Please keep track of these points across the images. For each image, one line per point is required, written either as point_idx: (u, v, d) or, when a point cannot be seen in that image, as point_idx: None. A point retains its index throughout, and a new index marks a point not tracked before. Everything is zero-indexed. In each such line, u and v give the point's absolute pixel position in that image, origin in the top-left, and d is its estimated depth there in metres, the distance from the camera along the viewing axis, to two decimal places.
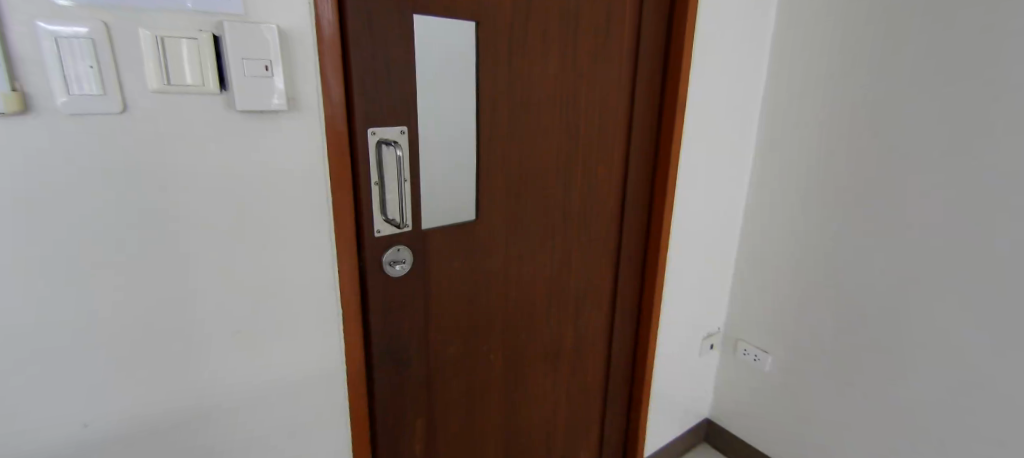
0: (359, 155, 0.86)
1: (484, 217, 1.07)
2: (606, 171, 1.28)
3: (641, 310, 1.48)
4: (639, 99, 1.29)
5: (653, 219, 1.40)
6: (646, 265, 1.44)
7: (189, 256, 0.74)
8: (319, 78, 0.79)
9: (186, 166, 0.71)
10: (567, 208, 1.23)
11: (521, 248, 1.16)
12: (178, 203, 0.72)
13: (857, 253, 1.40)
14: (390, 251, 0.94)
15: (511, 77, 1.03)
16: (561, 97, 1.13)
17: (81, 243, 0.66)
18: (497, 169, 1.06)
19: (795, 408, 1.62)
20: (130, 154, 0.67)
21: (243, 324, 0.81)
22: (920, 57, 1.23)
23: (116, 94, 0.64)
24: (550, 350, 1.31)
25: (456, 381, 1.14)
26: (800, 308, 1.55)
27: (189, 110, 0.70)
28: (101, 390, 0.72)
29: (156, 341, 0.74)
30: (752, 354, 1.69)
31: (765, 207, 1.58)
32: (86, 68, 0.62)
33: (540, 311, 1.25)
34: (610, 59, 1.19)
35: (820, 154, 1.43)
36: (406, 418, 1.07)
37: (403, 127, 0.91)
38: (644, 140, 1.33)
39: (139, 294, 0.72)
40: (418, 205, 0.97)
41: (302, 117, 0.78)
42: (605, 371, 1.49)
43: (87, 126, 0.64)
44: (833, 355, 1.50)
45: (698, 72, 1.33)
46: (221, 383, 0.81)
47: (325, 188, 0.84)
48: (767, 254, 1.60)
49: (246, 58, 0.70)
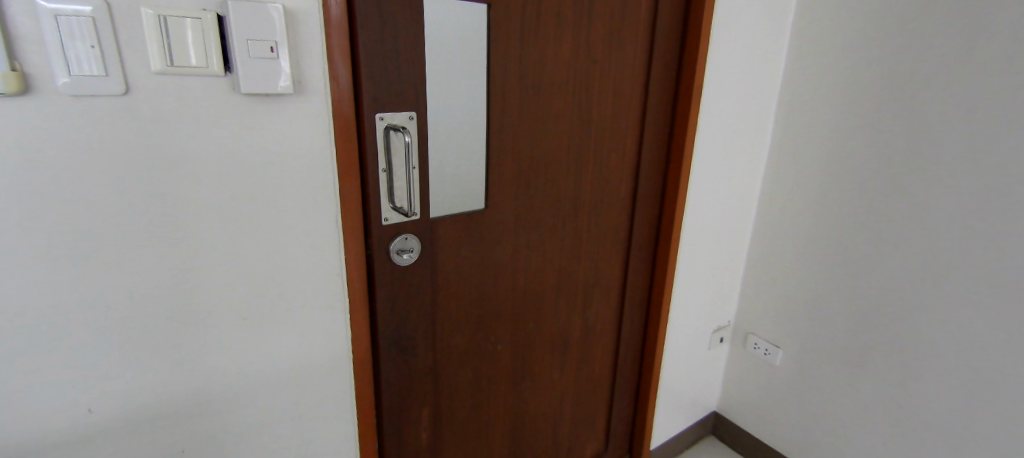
0: (366, 140, 0.83)
1: (493, 206, 1.05)
2: (618, 159, 1.25)
3: (650, 303, 1.47)
4: (653, 89, 1.25)
5: (665, 212, 1.37)
6: (656, 258, 1.42)
7: (194, 241, 0.73)
8: (325, 60, 0.77)
9: (189, 149, 0.70)
10: (578, 197, 1.20)
11: (530, 237, 1.14)
12: (182, 189, 0.70)
13: (873, 247, 1.36)
14: (398, 239, 0.92)
15: (522, 62, 1.00)
16: (574, 83, 1.10)
17: (83, 227, 0.65)
18: (507, 157, 1.04)
19: (804, 404, 1.59)
20: (133, 137, 0.66)
21: (249, 311, 0.80)
22: (948, 45, 1.18)
23: (117, 74, 0.63)
24: (558, 340, 1.30)
25: (463, 371, 1.13)
26: (812, 303, 1.52)
27: (193, 92, 0.68)
28: (104, 376, 0.71)
29: (161, 327, 0.73)
30: (762, 348, 1.66)
31: (779, 198, 1.55)
32: (87, 48, 0.60)
33: (549, 301, 1.24)
34: (625, 45, 1.16)
35: (838, 145, 1.39)
36: (411, 407, 1.06)
37: (412, 112, 0.88)
38: (658, 131, 1.30)
39: (142, 280, 0.70)
40: (426, 192, 0.95)
41: (308, 100, 0.77)
42: (613, 363, 1.48)
43: (87, 107, 0.62)
44: (846, 351, 1.47)
45: (715, 60, 1.29)
46: (226, 369, 0.81)
47: (332, 174, 0.82)
48: (780, 247, 1.57)
49: (251, 39, 0.68)
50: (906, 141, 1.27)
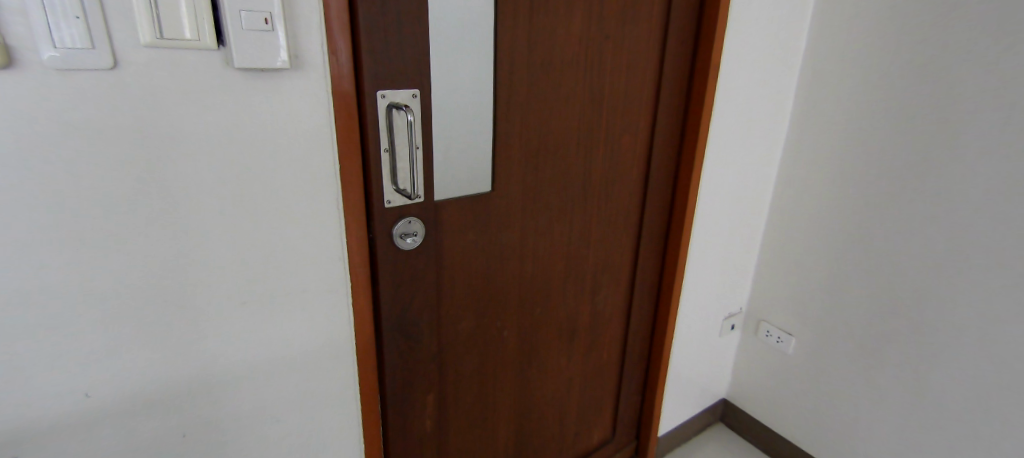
0: (367, 119, 0.80)
1: (499, 189, 1.02)
2: (630, 140, 1.21)
3: (661, 289, 1.44)
4: (667, 70, 1.20)
5: (677, 198, 1.34)
6: (667, 246, 1.39)
7: (189, 224, 0.71)
8: (325, 35, 0.73)
9: (182, 129, 0.67)
10: (589, 180, 1.17)
11: (538, 220, 1.11)
12: (177, 170, 0.68)
13: (891, 235, 1.31)
14: (401, 223, 0.89)
15: (530, 39, 0.95)
16: (584, 61, 1.05)
17: (74, 209, 0.63)
18: (515, 138, 1.00)
19: (816, 393, 1.56)
20: (122, 116, 0.63)
21: (249, 294, 0.78)
22: (981, 20, 1.10)
23: (105, 47, 0.59)
24: (566, 325, 1.27)
25: (469, 356, 1.11)
26: (827, 291, 1.47)
27: (184, 67, 0.65)
28: (102, 361, 0.70)
29: (157, 311, 0.72)
30: (775, 336, 1.62)
31: (795, 182, 1.49)
32: (71, 19, 0.57)
33: (557, 286, 1.21)
34: (637, 21, 1.10)
35: (859, 128, 1.32)
36: (416, 393, 1.04)
37: (416, 90, 0.84)
38: (672, 113, 1.26)
39: (136, 263, 0.68)
40: (430, 175, 0.91)
41: (306, 77, 0.73)
42: (621, 350, 1.45)
43: (75, 82, 0.60)
44: (859, 341, 1.43)
45: (732, 37, 1.23)
46: (225, 355, 0.79)
47: (332, 155, 0.79)
48: (796, 235, 1.51)
49: (244, 9, 0.64)
50: (931, 126, 1.20)
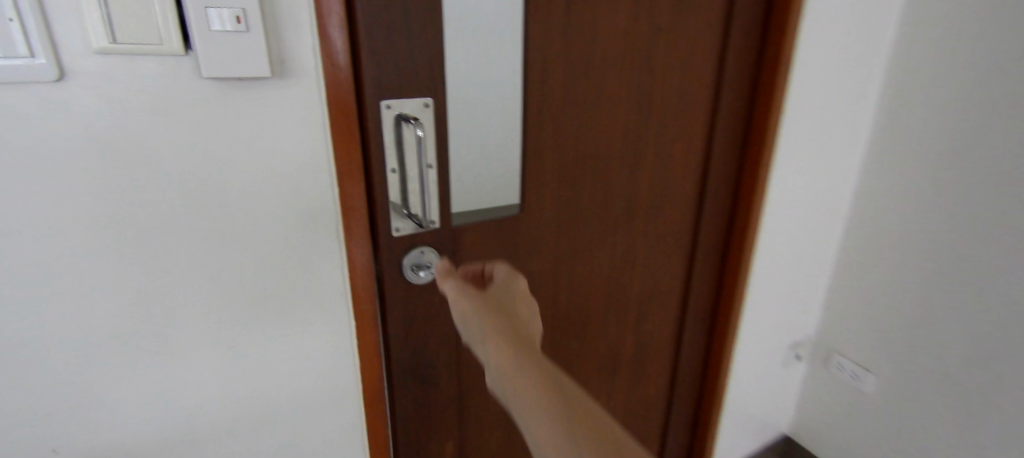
0: (369, 135, 0.68)
1: (529, 210, 0.88)
2: (683, 150, 1.04)
3: (717, 319, 1.26)
4: (728, 69, 1.03)
5: (738, 216, 1.16)
6: (726, 270, 1.21)
7: (161, 260, 0.60)
8: (317, 35, 0.61)
9: (148, 151, 0.56)
10: (634, 198, 1.01)
11: (576, 245, 0.96)
12: (143, 199, 0.57)
13: (1005, 262, 1.08)
14: (412, 253, 0.76)
15: (565, 34, 0.81)
16: (630, 59, 0.89)
17: (24, 247, 0.54)
18: (547, 151, 0.86)
19: (900, 440, 1.34)
20: (75, 138, 0.53)
21: (236, 339, 0.68)
22: None
23: (47, 56, 0.49)
24: (607, 360, 1.12)
25: (494, 399, 0.97)
26: (918, 324, 1.25)
27: (148, 77, 0.54)
28: (69, 415, 0.61)
29: (129, 361, 0.62)
30: (849, 371, 1.41)
31: (872, 194, 1.28)
32: (3, 22, 0.47)
33: (597, 318, 1.06)
34: (694, 14, 0.94)
35: (965, 132, 1.10)
36: (432, 442, 0.91)
37: (428, 98, 0.71)
38: (732, 120, 1.08)
39: (101, 307, 0.59)
40: (446, 197, 0.78)
41: (295, 85, 0.61)
42: (671, 386, 1.29)
43: (14, 99, 0.50)
44: (958, 385, 1.20)
45: (810, 27, 1.04)
46: (211, 405, 0.69)
47: (330, 176, 0.67)
48: (873, 255, 1.30)
49: (210, 6, 0.53)
50: None
